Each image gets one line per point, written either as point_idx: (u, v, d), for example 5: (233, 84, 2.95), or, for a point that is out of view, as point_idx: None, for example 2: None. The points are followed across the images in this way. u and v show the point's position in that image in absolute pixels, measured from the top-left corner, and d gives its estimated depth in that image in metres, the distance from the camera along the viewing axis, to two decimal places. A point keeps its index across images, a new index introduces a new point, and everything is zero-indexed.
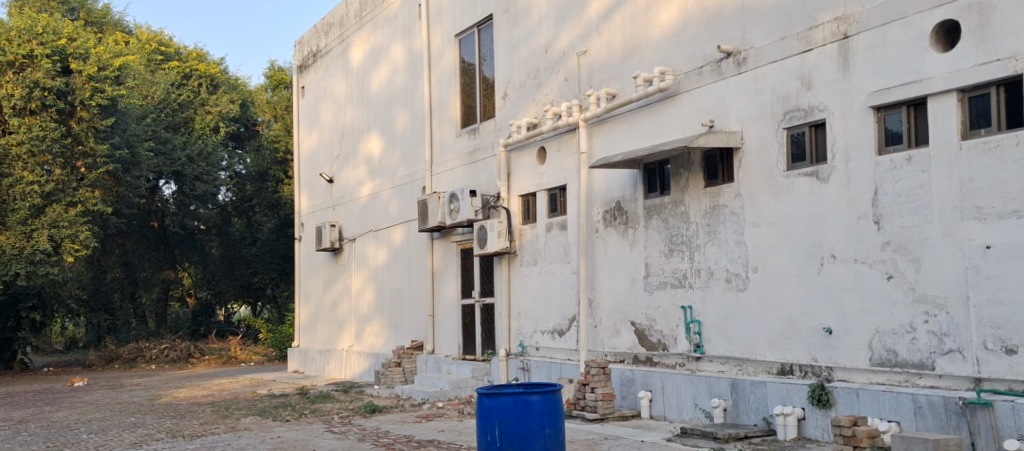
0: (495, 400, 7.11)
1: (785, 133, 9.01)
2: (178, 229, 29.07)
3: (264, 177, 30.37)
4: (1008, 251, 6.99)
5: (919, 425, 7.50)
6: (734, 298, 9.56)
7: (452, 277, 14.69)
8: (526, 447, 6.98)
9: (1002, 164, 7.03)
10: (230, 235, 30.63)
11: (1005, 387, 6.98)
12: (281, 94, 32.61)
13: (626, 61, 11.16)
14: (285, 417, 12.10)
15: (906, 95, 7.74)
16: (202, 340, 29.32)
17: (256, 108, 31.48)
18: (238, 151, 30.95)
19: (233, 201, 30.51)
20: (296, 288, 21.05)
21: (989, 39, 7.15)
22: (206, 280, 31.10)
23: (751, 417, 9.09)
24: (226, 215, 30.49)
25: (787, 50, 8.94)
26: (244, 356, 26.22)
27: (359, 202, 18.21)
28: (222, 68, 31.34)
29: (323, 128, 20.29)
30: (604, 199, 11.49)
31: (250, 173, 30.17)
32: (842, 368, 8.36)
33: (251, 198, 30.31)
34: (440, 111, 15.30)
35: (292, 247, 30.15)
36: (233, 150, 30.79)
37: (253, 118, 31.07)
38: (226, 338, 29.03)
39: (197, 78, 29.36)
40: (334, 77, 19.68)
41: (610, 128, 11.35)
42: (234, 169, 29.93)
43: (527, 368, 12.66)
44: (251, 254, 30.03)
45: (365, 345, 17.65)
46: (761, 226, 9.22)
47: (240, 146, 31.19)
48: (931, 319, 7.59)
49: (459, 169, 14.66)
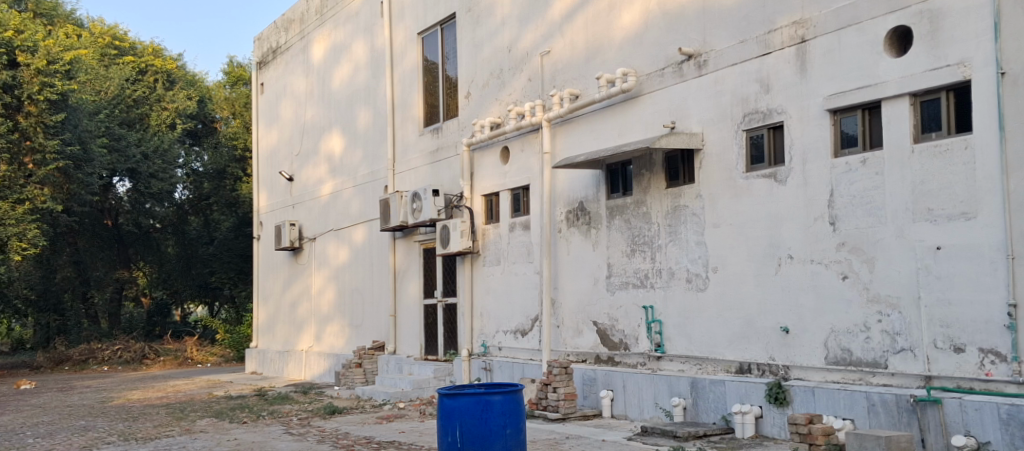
0: (456, 400, 7.09)
1: (744, 135, 9.14)
2: (131, 229, 28.52)
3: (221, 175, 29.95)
4: (957, 252, 7.19)
5: (872, 422, 7.66)
6: (695, 298, 9.67)
7: (414, 277, 14.62)
8: (488, 448, 6.97)
9: (951, 167, 7.22)
10: (186, 233, 29.66)
11: (954, 384, 7.20)
12: (239, 90, 32.11)
13: (589, 62, 11.23)
14: (242, 419, 11.92)
15: (862, 98, 7.91)
16: (157, 340, 28.71)
17: (213, 104, 30.90)
18: (195, 148, 30.58)
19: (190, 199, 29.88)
20: (255, 288, 20.76)
21: (939, 46, 7.33)
22: (161, 279, 30.45)
23: (710, 416, 9.21)
24: (182, 213, 29.46)
25: (747, 53, 9.08)
26: (200, 357, 25.78)
27: (319, 201, 18.02)
28: (179, 65, 30.81)
29: (282, 125, 20.02)
30: (566, 200, 11.54)
31: (207, 170, 29.60)
32: (799, 366, 8.51)
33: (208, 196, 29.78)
34: (402, 110, 15.21)
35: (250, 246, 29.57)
36: (190, 147, 30.27)
37: (210, 115, 30.64)
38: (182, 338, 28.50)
39: (153, 73, 29.17)
40: (294, 74, 19.43)
41: (573, 128, 11.39)
42: (190, 167, 29.46)
43: (489, 368, 12.66)
44: (208, 253, 29.51)
45: (325, 346, 17.49)
46: (721, 227, 9.34)
47: (197, 143, 30.81)
48: (885, 319, 7.77)
49: (422, 168, 14.59)
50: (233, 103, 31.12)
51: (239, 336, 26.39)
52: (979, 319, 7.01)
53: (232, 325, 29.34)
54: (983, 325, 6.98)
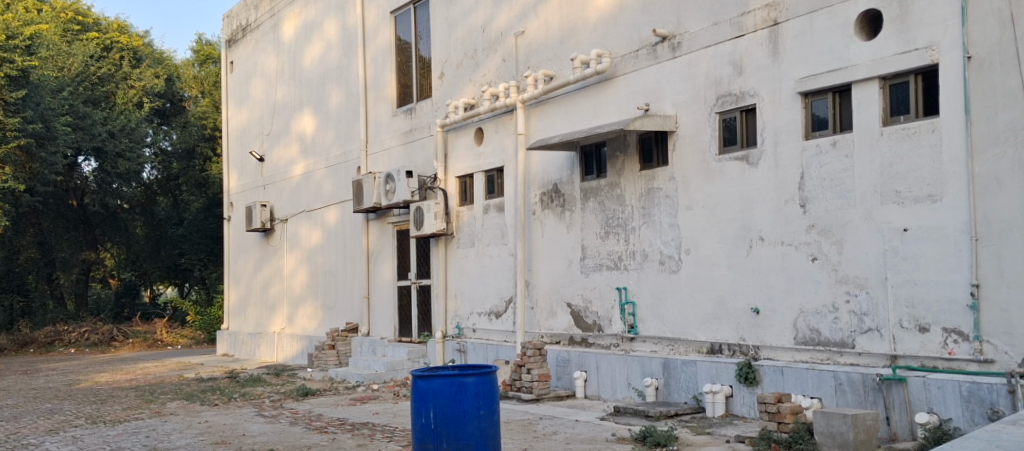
0: (429, 382, 6.77)
1: (717, 117, 9.19)
2: (99, 209, 27.99)
3: (190, 155, 29.04)
4: (923, 234, 7.32)
5: (839, 401, 7.80)
6: (668, 280, 9.75)
7: (387, 258, 14.56)
8: (462, 430, 6.67)
9: (918, 149, 7.34)
10: (155, 215, 29.31)
11: (918, 363, 7.36)
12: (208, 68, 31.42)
13: (563, 43, 11.19)
14: (213, 401, 11.83)
15: (832, 82, 7.99)
16: (126, 322, 28.26)
17: (181, 82, 29.97)
18: (163, 127, 29.75)
19: (159, 179, 29.10)
20: (225, 270, 20.55)
21: (908, 30, 7.42)
22: (129, 260, 29.96)
23: (682, 395, 9.32)
24: (151, 194, 28.95)
25: (720, 36, 9.11)
26: (170, 340, 25.54)
27: (291, 182, 17.82)
28: (145, 42, 30.11)
29: (252, 104, 19.75)
30: (540, 181, 11.53)
31: (176, 150, 28.71)
32: (769, 347, 8.64)
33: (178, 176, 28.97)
34: (375, 89, 15.06)
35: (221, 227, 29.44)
36: (158, 126, 29.57)
37: (179, 94, 29.88)
38: (151, 320, 28.09)
39: (118, 50, 28.28)
40: (264, 52, 19.14)
41: (548, 110, 11.38)
42: (159, 146, 28.67)
43: (463, 350, 12.67)
44: (178, 235, 29.03)
45: (297, 328, 17.38)
46: (694, 209, 9.40)
47: (165, 122, 29.91)
48: (853, 299, 7.89)
49: (395, 148, 14.49)
50: (202, 81, 29.92)
51: (210, 318, 26.16)
52: (943, 299, 7.17)
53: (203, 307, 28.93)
54: (948, 305, 7.14)
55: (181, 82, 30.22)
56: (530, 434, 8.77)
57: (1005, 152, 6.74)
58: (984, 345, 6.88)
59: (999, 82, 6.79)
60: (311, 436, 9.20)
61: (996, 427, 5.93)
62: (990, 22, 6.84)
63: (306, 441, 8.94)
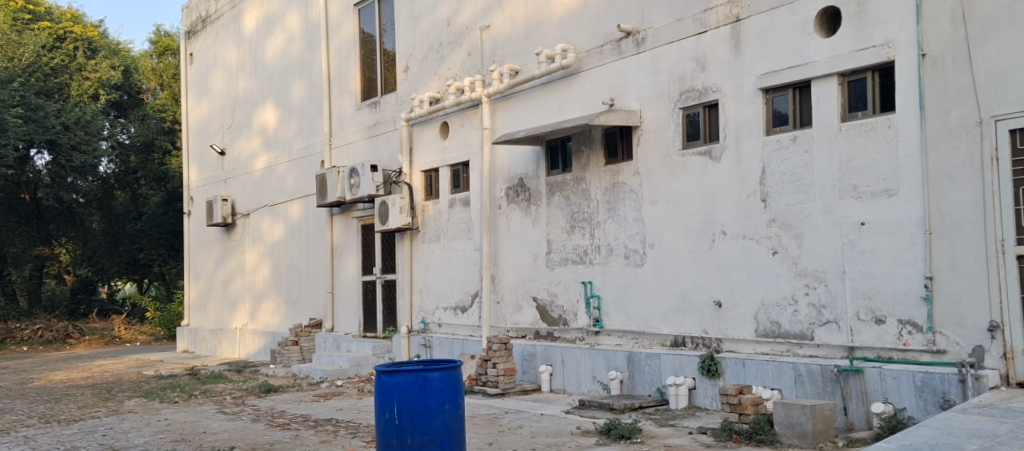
0: (394, 377, 6.53)
1: (680, 113, 9.27)
2: (53, 203, 26.84)
3: (149, 148, 28.15)
4: (880, 228, 7.47)
5: (798, 392, 7.96)
6: (632, 274, 9.83)
7: (352, 253, 14.46)
8: (427, 425, 6.44)
9: (876, 145, 7.50)
10: (113, 209, 28.29)
11: (874, 354, 7.53)
12: (167, 60, 30.57)
13: (528, 37, 11.19)
14: (173, 398, 11.65)
15: (792, 78, 8.12)
16: (82, 319, 27.59)
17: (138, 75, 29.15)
18: (120, 120, 28.36)
19: (115, 173, 28.02)
20: (185, 265, 20.19)
21: (866, 27, 7.57)
22: (85, 256, 28.41)
23: (646, 388, 9.40)
24: (107, 188, 27.90)
25: (683, 31, 9.20)
26: (128, 336, 25.19)
27: (252, 176, 17.59)
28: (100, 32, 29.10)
29: (213, 97, 19.42)
30: (506, 176, 11.54)
31: (134, 143, 27.78)
32: (731, 339, 8.76)
33: (135, 170, 28.07)
34: (338, 82, 14.93)
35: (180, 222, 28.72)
36: (116, 118, 28.24)
37: (136, 86, 28.67)
38: (109, 316, 27.50)
39: (72, 41, 26.51)
40: (224, 44, 18.83)
41: (513, 104, 11.38)
42: (116, 139, 27.50)
43: (429, 345, 12.63)
44: (134, 230, 28.37)
45: (260, 324, 17.16)
46: (659, 204, 9.48)
47: (122, 115, 28.68)
48: (812, 291, 8.04)
49: (359, 142, 14.37)
50: (161, 73, 29.51)
51: (170, 314, 25.61)
52: (898, 292, 7.35)
53: (162, 303, 28.44)
54: (903, 297, 7.32)
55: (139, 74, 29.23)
56: (495, 428, 8.79)
57: (957, 148, 6.92)
58: (937, 336, 7.08)
59: (952, 79, 6.97)
60: (273, 432, 9.11)
61: (947, 415, 6.24)
62: (943, 20, 7.02)
63: (269, 437, 8.85)
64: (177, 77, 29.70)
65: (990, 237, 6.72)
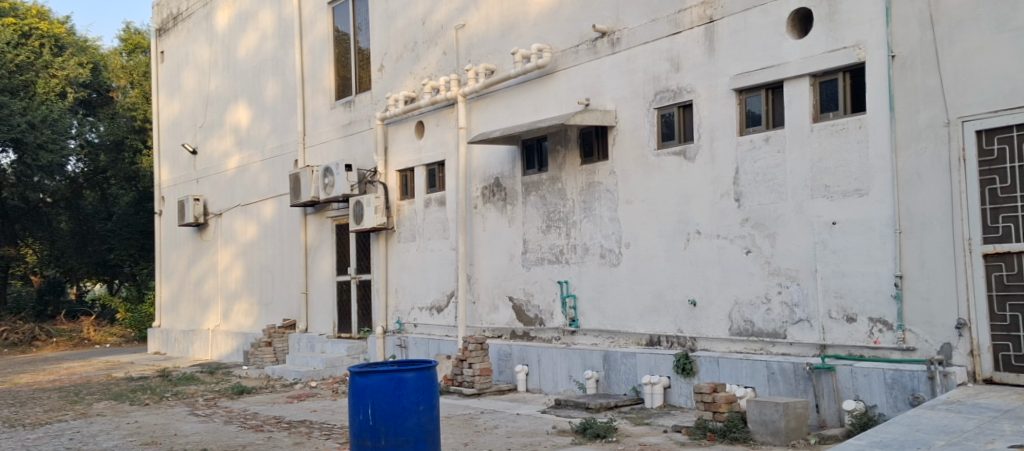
0: (368, 378, 6.46)
1: (655, 113, 9.32)
2: (19, 203, 25.53)
3: (119, 147, 27.51)
4: (851, 227, 7.56)
5: (771, 390, 8.03)
6: (608, 273, 9.86)
7: (326, 253, 14.35)
8: (401, 426, 6.37)
9: (847, 145, 7.59)
10: (82, 209, 27.49)
11: (846, 352, 7.61)
12: (137, 58, 29.92)
13: (504, 37, 11.18)
14: (144, 401, 11.49)
15: (765, 79, 8.19)
16: (50, 321, 27.10)
17: (108, 72, 28.42)
18: (88, 118, 27.71)
19: (84, 172, 27.41)
20: (156, 265, 19.92)
21: (838, 28, 7.65)
22: (53, 256, 27.76)
23: (622, 387, 9.43)
24: (76, 188, 27.32)
25: (657, 32, 9.25)
26: (98, 338, 24.85)
27: (225, 176, 17.40)
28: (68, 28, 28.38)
29: (184, 96, 19.17)
30: (481, 176, 11.53)
31: (104, 142, 27.15)
32: (705, 338, 8.81)
33: (104, 169, 27.42)
34: (312, 82, 14.81)
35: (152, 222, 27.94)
36: (83, 117, 27.47)
37: (106, 84, 27.98)
38: (78, 318, 27.05)
39: (38, 37, 25.72)
40: (196, 42, 18.60)
41: (488, 104, 11.37)
42: (85, 138, 26.74)
43: (405, 345, 12.58)
44: (104, 230, 27.64)
45: (232, 325, 16.97)
46: (634, 203, 9.51)
47: (91, 113, 27.93)
48: (784, 290, 8.11)
49: (334, 141, 14.26)
50: (130, 72, 28.86)
51: (141, 316, 25.61)
52: (869, 290, 7.44)
53: (133, 304, 28.03)
54: (873, 295, 7.41)
55: (110, 71, 28.26)
56: (471, 428, 8.77)
57: (926, 148, 7.02)
58: (908, 334, 7.17)
59: (920, 81, 7.07)
60: (246, 434, 9.02)
61: (916, 411, 6.33)
62: (912, 22, 7.12)
63: (241, 439, 8.75)
64: (148, 76, 29.05)
65: (958, 235, 6.83)
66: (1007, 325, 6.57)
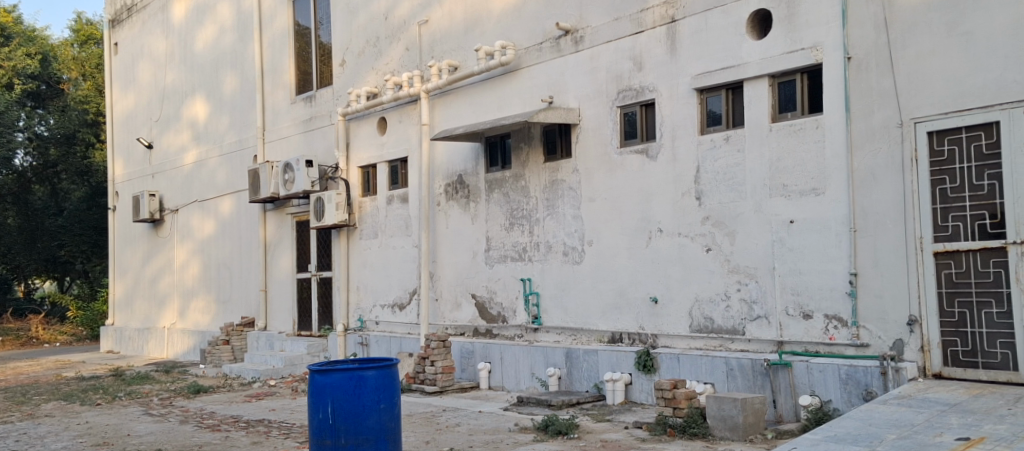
0: (328, 377, 6.35)
1: (618, 111, 9.36)
2: None
3: (70, 141, 26.62)
4: (808, 225, 7.68)
5: (730, 386, 8.09)
6: (570, 271, 9.89)
7: (286, 249, 14.18)
8: (361, 425, 6.26)
9: (804, 145, 7.71)
10: (30, 204, 26.23)
11: (802, 348, 7.73)
12: (91, 50, 28.90)
13: (467, 34, 11.14)
14: (95, 401, 11.22)
15: (725, 79, 8.28)
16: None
17: (58, 63, 27.31)
18: (37, 110, 26.67)
19: (33, 166, 26.47)
20: (110, 261, 19.48)
21: (796, 30, 7.77)
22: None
23: (584, 384, 9.45)
24: (25, 182, 26.28)
25: (620, 31, 9.29)
26: (47, 337, 24.18)
27: (182, 171, 17.05)
28: (17, 18, 27.35)
29: (140, 89, 18.76)
30: (445, 172, 11.49)
31: (54, 135, 26.15)
32: (666, 335, 8.88)
33: (55, 164, 26.58)
34: (271, 76, 14.60)
35: (105, 217, 27.10)
36: (32, 109, 26.54)
37: (55, 75, 26.97)
38: (26, 317, 26.28)
39: None
40: (152, 34, 18.21)
41: (452, 100, 11.32)
42: (33, 131, 25.75)
43: (366, 343, 12.45)
44: (55, 226, 26.23)
45: (189, 323, 16.67)
46: (597, 202, 9.55)
47: (39, 105, 26.83)
48: (743, 288, 8.22)
49: (293, 137, 14.08)
50: (82, 63, 28.00)
51: (93, 314, 25.11)
52: (825, 287, 7.57)
53: (85, 302, 27.34)
54: (829, 292, 7.54)
55: (59, 63, 27.26)
56: (433, 426, 8.72)
57: (881, 149, 7.16)
58: (862, 330, 7.31)
59: (875, 83, 7.20)
60: (203, 434, 8.84)
61: (869, 406, 6.45)
62: (867, 25, 7.26)
63: (197, 439, 8.58)
64: (100, 68, 28.30)
65: (910, 234, 6.99)
66: (956, 321, 6.76)
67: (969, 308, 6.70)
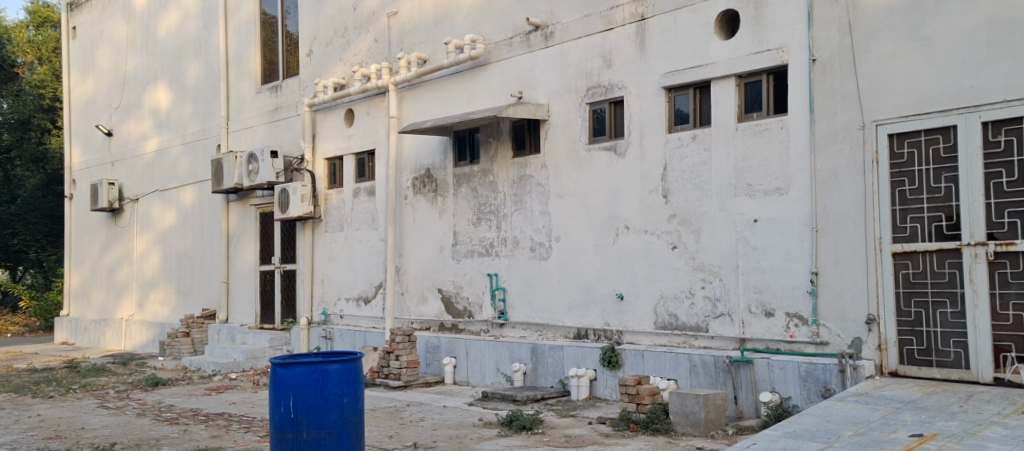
0: (289, 370, 6.14)
1: (587, 108, 9.37)
2: None
3: (25, 126, 25.77)
4: (771, 225, 7.77)
5: (693, 382, 8.15)
6: (537, 267, 9.89)
7: (249, 241, 14.01)
8: (323, 419, 6.08)
9: (769, 145, 7.78)
10: None
11: (763, 346, 7.82)
12: (48, 33, 27.91)
13: (436, 26, 11.06)
14: (48, 393, 10.97)
15: (694, 78, 8.32)
16: None
17: (12, 46, 26.58)
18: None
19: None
20: (66, 251, 19.04)
21: (763, 31, 7.84)
22: None
23: (549, 380, 9.46)
24: None
25: (590, 28, 9.30)
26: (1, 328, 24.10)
27: (142, 159, 16.72)
28: None
29: (99, 74, 18.34)
30: (412, 166, 11.41)
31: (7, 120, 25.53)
32: (631, 331, 8.91)
33: (8, 149, 25.71)
34: (236, 65, 14.39)
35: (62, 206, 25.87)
36: None
37: (8, 59, 26.45)
38: None
39: None
40: (113, 18, 17.82)
41: (420, 94, 11.25)
42: None
43: (330, 337, 12.36)
44: (8, 213, 25.33)
45: (148, 314, 16.37)
46: (565, 198, 9.55)
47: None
48: (707, 285, 8.27)
49: (258, 127, 13.88)
50: (39, 46, 27.12)
51: (47, 304, 24.82)
52: (787, 286, 7.66)
53: (40, 292, 26.85)
54: (791, 290, 7.63)
55: (13, 46, 26.53)
56: (396, 421, 8.66)
57: (843, 150, 7.26)
58: (821, 329, 7.40)
59: (839, 84, 7.29)
60: (160, 427, 8.69)
61: (827, 403, 6.54)
62: (832, 28, 7.34)
63: (155, 433, 8.44)
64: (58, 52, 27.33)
65: (869, 235, 7.09)
66: (912, 320, 6.89)
67: (925, 308, 6.83)
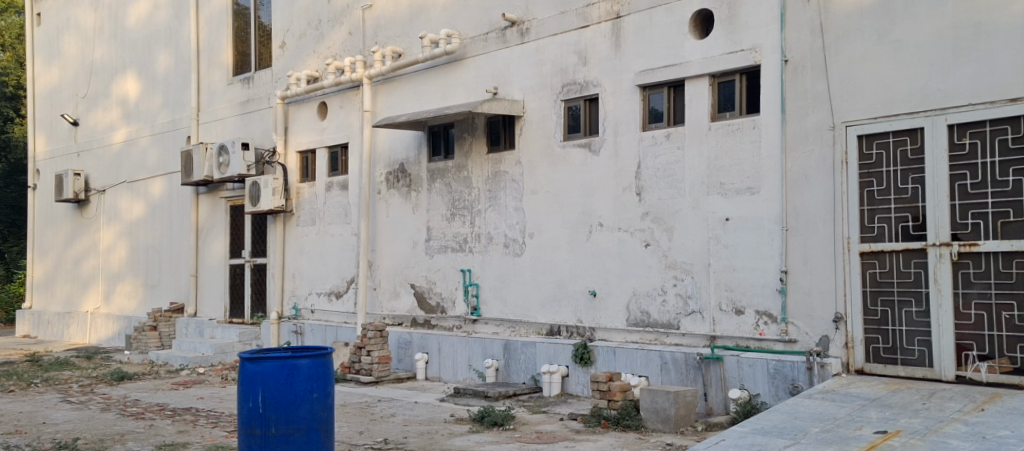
0: (259, 365, 6.06)
1: (562, 105, 9.36)
2: None
3: None
4: (741, 224, 7.82)
5: (664, 379, 8.19)
6: (511, 263, 9.88)
7: (218, 234, 13.84)
8: (292, 414, 6.00)
9: (741, 144, 7.83)
10: None
11: (734, 343, 7.87)
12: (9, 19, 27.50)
13: (411, 21, 10.99)
14: (9, 387, 10.75)
15: (668, 76, 8.35)
16: None
17: None
18: None
19: None
20: (30, 242, 18.67)
21: (736, 32, 7.88)
22: None
23: (521, 376, 9.47)
24: None
25: (565, 25, 9.29)
26: None
27: (109, 150, 16.43)
28: None
29: (65, 63, 17.97)
30: (386, 160, 11.34)
31: None
32: (603, 328, 8.94)
33: None
34: (207, 55, 14.19)
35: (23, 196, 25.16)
36: None
37: None
38: None
39: None
40: (80, 6, 17.48)
41: (394, 88, 11.17)
42: None
43: (300, 332, 12.24)
44: None
45: (114, 307, 16.11)
46: (539, 194, 9.55)
47: None
48: (679, 283, 8.31)
49: (229, 119, 13.70)
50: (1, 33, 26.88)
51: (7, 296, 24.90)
52: (757, 284, 7.72)
53: None
54: (761, 289, 7.69)
55: None
56: (367, 416, 8.61)
57: (813, 151, 7.33)
58: (790, 327, 7.48)
59: (810, 85, 7.36)
60: (126, 422, 8.55)
61: (795, 400, 6.61)
62: (804, 29, 7.41)
63: (120, 428, 8.29)
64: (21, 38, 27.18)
65: (838, 234, 7.16)
66: (879, 319, 6.96)
67: (891, 307, 6.90)
